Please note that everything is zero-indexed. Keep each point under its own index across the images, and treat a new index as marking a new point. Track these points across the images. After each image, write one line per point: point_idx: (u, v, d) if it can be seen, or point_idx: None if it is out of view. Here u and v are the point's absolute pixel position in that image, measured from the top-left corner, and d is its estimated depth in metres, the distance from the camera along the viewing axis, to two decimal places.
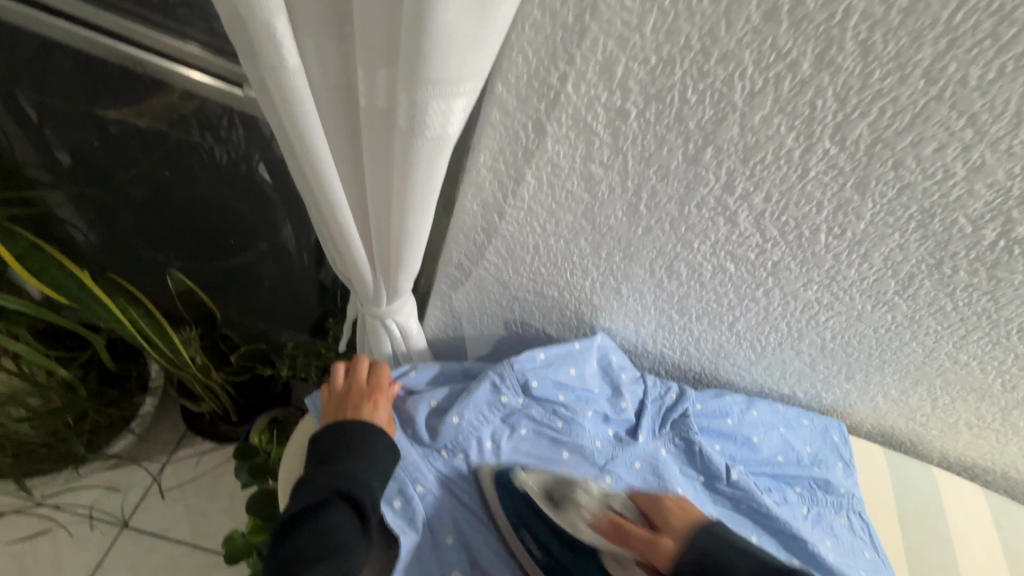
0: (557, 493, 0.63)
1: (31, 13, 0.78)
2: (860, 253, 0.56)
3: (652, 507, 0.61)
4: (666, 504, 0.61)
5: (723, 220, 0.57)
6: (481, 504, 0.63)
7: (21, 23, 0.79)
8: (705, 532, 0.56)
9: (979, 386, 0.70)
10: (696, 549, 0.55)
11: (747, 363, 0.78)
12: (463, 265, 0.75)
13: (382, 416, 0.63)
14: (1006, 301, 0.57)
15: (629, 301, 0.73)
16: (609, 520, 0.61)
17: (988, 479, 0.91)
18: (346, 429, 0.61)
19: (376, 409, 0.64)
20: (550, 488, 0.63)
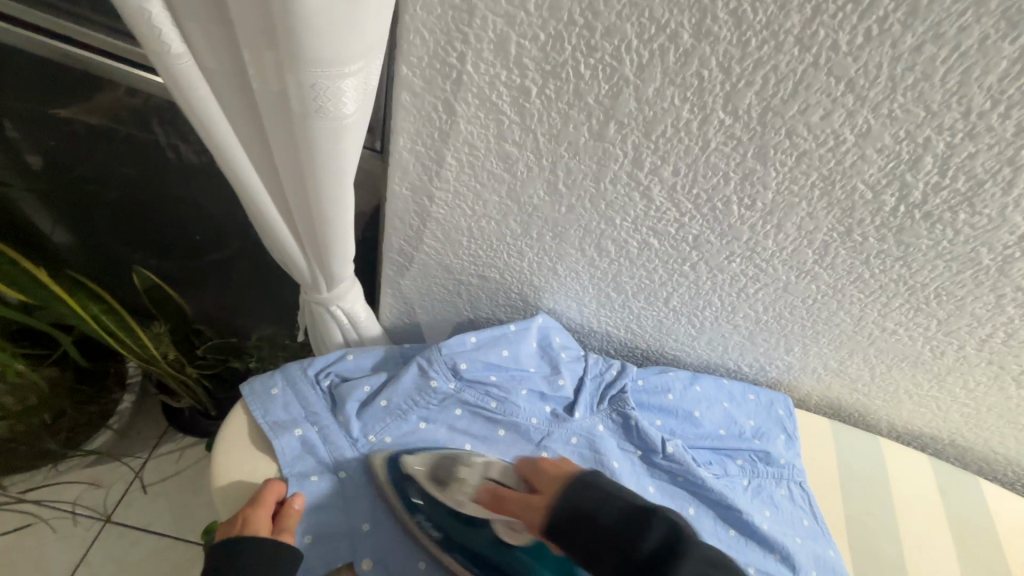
0: (442, 471, 0.61)
1: None
2: (775, 223, 0.57)
3: (529, 470, 0.60)
4: (543, 465, 0.60)
5: (639, 195, 0.58)
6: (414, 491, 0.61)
7: None
8: (578, 485, 0.55)
9: (911, 353, 0.72)
10: (564, 502, 0.55)
11: (689, 339, 0.80)
12: (405, 251, 0.77)
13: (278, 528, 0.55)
14: (918, 266, 0.58)
15: (568, 280, 0.74)
16: (489, 490, 0.60)
17: (938, 448, 0.93)
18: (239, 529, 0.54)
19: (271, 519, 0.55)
20: (437, 467, 0.61)
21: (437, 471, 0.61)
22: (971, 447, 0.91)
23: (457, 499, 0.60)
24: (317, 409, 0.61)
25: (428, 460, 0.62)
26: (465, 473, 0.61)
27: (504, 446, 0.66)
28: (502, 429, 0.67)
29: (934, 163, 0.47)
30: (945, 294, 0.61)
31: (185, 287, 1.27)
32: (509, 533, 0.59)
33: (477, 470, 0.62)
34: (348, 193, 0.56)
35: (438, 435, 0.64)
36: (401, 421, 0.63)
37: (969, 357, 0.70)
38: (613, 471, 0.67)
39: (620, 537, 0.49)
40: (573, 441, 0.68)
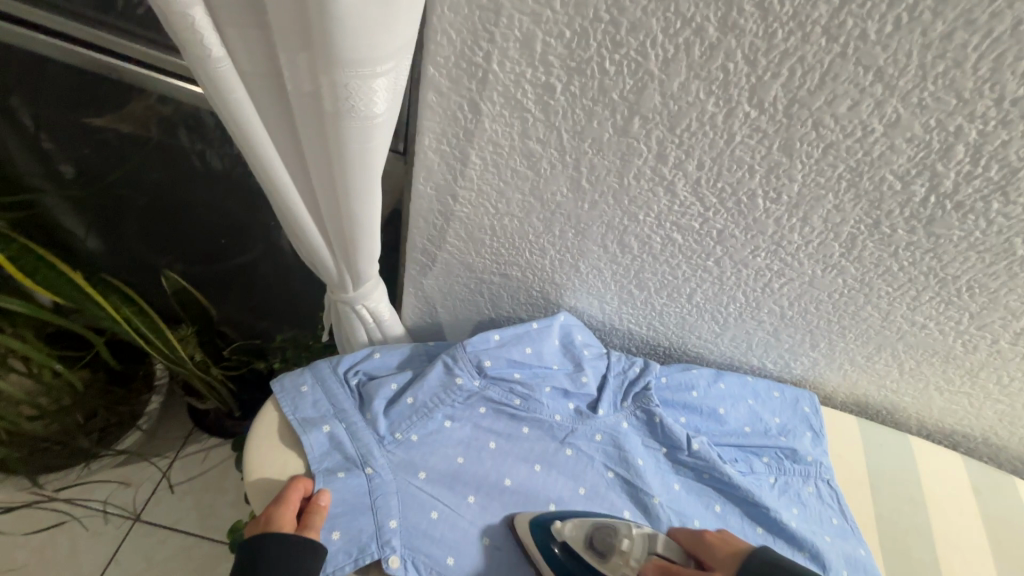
0: (601, 541, 0.59)
1: (25, 34, 0.85)
2: (801, 216, 0.57)
3: (695, 545, 0.60)
4: (707, 538, 0.60)
5: (663, 189, 0.58)
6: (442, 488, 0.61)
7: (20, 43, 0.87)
8: (756, 559, 0.55)
9: (941, 348, 0.70)
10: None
11: (712, 335, 0.79)
12: (428, 250, 0.78)
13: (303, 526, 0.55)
14: (949, 258, 0.57)
15: (590, 277, 0.75)
16: (656, 565, 0.58)
17: (970, 446, 0.91)
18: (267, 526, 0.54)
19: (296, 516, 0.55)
20: (591, 536, 0.59)
21: (597, 540, 0.59)
22: (1004, 446, 0.89)
23: (620, 574, 0.57)
24: (344, 406, 0.62)
25: (580, 527, 0.59)
26: (626, 544, 0.59)
27: (530, 443, 0.66)
28: (526, 427, 0.67)
29: (965, 152, 0.47)
30: (976, 286, 0.60)
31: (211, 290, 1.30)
32: None
33: (642, 543, 0.59)
34: (375, 191, 0.58)
35: (464, 432, 0.65)
36: (427, 420, 0.63)
37: (1002, 352, 0.68)
38: (638, 468, 0.67)
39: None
40: (597, 437, 0.68)
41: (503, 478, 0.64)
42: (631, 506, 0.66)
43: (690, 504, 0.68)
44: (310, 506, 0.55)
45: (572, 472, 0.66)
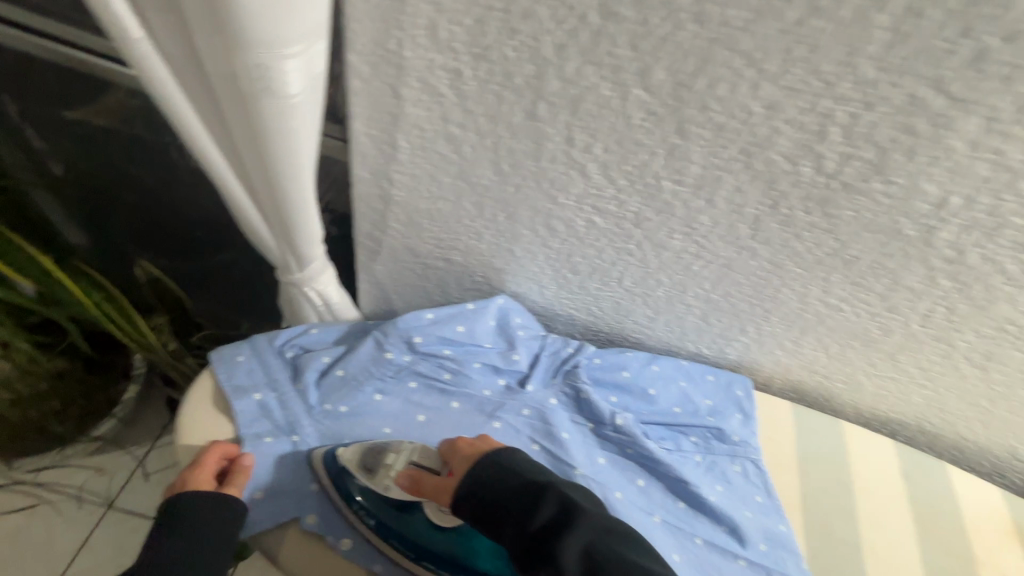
0: (371, 461, 0.61)
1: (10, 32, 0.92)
2: (706, 198, 0.60)
3: (447, 451, 0.62)
4: (459, 446, 0.61)
5: (577, 172, 0.61)
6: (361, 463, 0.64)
7: (8, 42, 0.94)
8: (485, 464, 0.58)
9: (860, 331, 0.73)
10: (469, 482, 0.57)
11: (647, 320, 0.83)
12: (374, 235, 0.81)
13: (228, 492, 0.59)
14: (848, 239, 0.60)
15: (526, 262, 0.78)
16: (409, 474, 0.61)
17: (908, 435, 0.94)
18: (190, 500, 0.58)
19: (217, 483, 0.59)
20: (364, 458, 0.61)
21: (366, 460, 0.61)
22: (940, 435, 0.91)
23: (385, 487, 0.60)
24: (278, 376, 0.65)
25: (355, 451, 0.62)
26: (390, 460, 0.62)
27: (458, 416, 0.69)
28: (455, 401, 0.70)
29: (840, 133, 0.50)
30: (878, 267, 0.63)
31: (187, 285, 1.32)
32: (442, 518, 0.60)
33: (403, 455, 0.62)
34: (309, 175, 0.62)
35: (394, 404, 0.68)
36: (356, 392, 0.66)
37: (915, 334, 0.71)
38: (562, 441, 0.70)
39: (518, 512, 0.54)
40: (525, 412, 0.72)
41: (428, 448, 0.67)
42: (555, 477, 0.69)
43: (614, 477, 0.71)
44: (232, 471, 0.59)
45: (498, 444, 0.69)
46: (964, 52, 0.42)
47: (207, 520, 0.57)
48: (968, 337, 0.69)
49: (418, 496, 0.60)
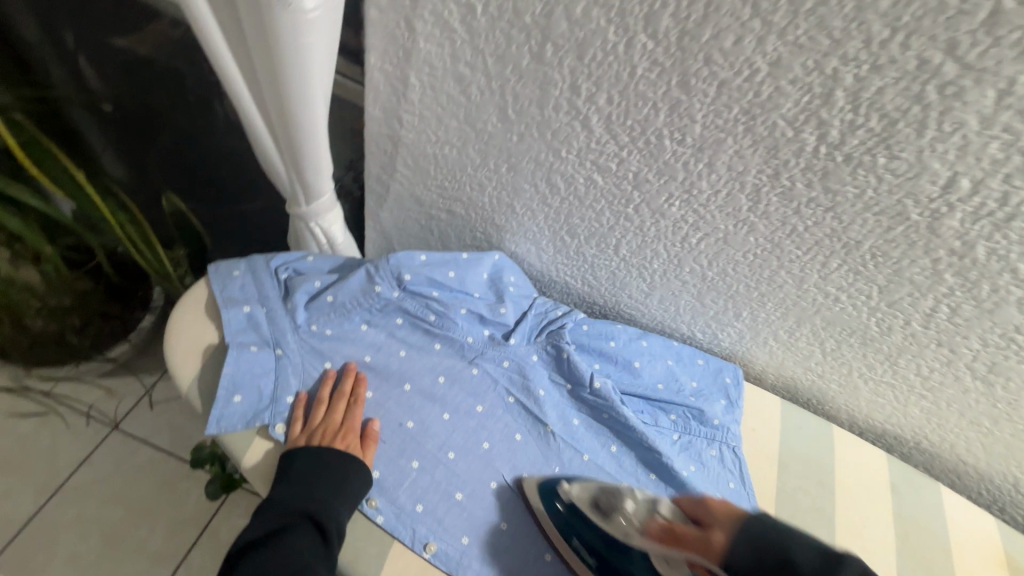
0: (605, 503, 0.60)
1: None
2: (706, 161, 0.59)
3: (695, 507, 0.52)
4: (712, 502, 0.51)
5: (580, 124, 0.62)
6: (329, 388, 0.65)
7: None
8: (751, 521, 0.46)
9: (857, 326, 0.71)
10: (744, 533, 0.45)
11: (642, 295, 0.82)
12: (382, 179, 0.83)
13: (355, 420, 0.62)
14: (849, 220, 0.59)
15: (525, 220, 0.78)
16: (660, 523, 0.54)
17: (904, 452, 0.90)
18: (322, 429, 0.60)
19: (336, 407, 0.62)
20: (596, 497, 0.61)
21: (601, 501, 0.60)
22: (937, 455, 0.88)
23: (623, 533, 0.57)
24: (269, 294, 0.67)
25: (586, 488, 0.62)
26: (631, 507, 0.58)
27: (438, 358, 0.71)
28: (438, 343, 0.71)
29: (846, 99, 0.49)
30: (879, 254, 0.61)
31: (218, 232, 1.34)
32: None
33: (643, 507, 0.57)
34: (322, 104, 0.65)
35: (378, 337, 0.70)
36: (344, 319, 0.68)
37: (915, 336, 0.69)
38: (537, 397, 0.71)
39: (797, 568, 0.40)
40: (504, 364, 0.72)
41: (403, 382, 0.68)
42: (524, 428, 0.69)
43: (585, 439, 0.71)
44: (367, 429, 0.62)
45: (474, 389, 0.70)
46: (980, 13, 0.40)
47: (350, 471, 0.57)
48: (972, 344, 0.66)
49: (669, 551, 0.51)
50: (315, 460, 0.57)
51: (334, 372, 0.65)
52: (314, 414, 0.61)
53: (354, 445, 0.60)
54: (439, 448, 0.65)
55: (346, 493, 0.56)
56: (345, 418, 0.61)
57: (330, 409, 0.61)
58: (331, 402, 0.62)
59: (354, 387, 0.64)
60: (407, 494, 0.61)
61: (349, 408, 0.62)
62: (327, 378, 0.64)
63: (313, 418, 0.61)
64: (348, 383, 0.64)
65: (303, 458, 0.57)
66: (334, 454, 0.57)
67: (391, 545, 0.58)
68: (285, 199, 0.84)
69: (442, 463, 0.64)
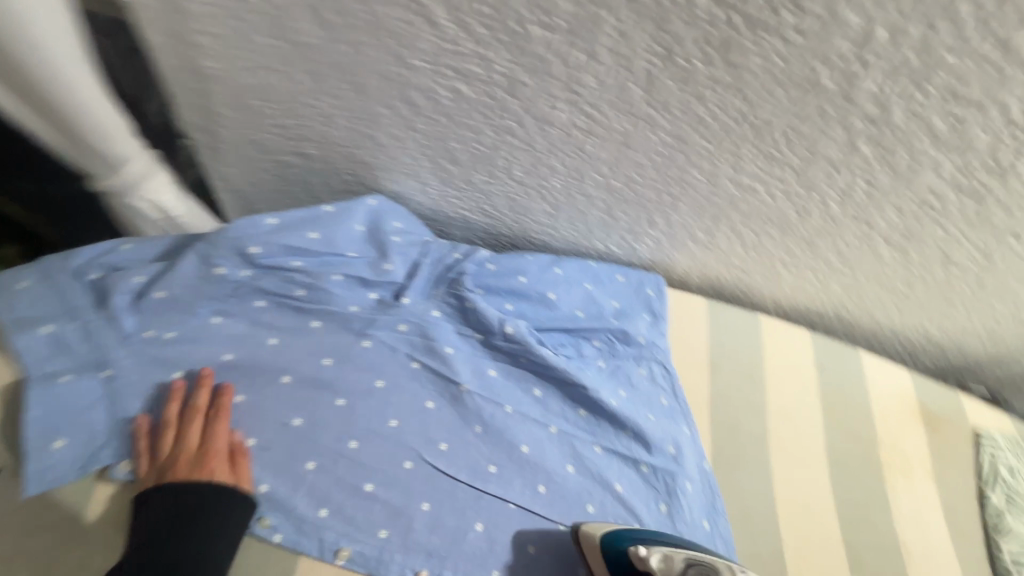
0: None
1: None
2: (585, 48, 0.47)
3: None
4: None
5: (422, 18, 0.47)
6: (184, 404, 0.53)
7: None
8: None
9: (776, 215, 0.65)
10: None
11: (547, 218, 0.72)
12: (205, 127, 0.65)
13: (219, 440, 0.52)
14: (757, 98, 0.50)
15: (396, 152, 0.64)
16: None
17: (828, 326, 0.91)
18: (175, 463, 0.50)
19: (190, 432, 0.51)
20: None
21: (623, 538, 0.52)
22: (857, 324, 0.89)
23: None
24: (77, 303, 0.53)
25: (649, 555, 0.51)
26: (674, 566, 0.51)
27: (319, 337, 0.59)
28: (316, 320, 0.60)
29: None
30: (793, 134, 0.53)
31: None
32: None
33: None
34: (59, 24, 0.51)
35: (238, 329, 0.58)
36: (187, 315, 0.56)
37: (834, 216, 0.64)
38: (445, 356, 0.62)
39: None
40: (401, 328, 0.62)
41: (282, 374, 0.57)
42: (435, 394, 0.61)
43: (505, 391, 0.64)
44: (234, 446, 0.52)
45: (370, 365, 0.60)
46: None
47: (220, 506, 0.48)
48: (888, 215, 0.62)
49: None
50: (171, 501, 0.48)
51: (181, 384, 0.53)
52: (163, 443, 0.51)
53: (220, 470, 0.50)
54: (338, 440, 0.56)
55: (220, 532, 0.48)
56: (202, 443, 0.51)
57: (180, 435, 0.51)
58: (181, 425, 0.51)
59: (211, 399, 0.53)
60: (307, 500, 0.53)
61: (207, 427, 0.52)
62: (173, 394, 0.53)
63: (161, 449, 0.50)
64: (200, 398, 0.53)
65: (156, 502, 0.48)
66: (194, 491, 0.48)
67: (296, 561, 0.51)
68: (87, 174, 0.66)
69: (343, 456, 0.55)
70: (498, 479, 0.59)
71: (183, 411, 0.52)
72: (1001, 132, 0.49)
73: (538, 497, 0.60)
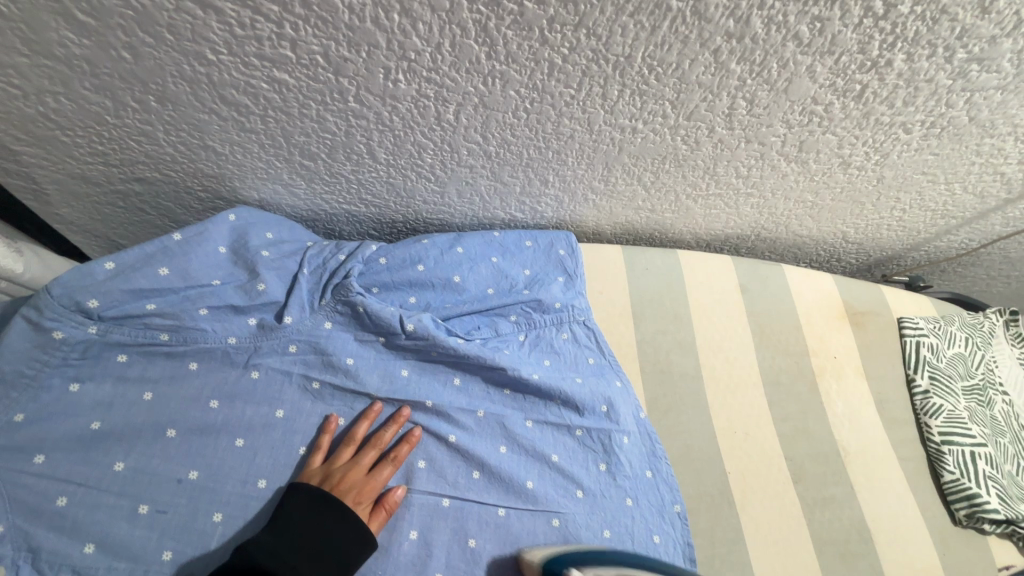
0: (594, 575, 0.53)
1: None
2: (400, 9, 0.41)
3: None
4: None
5: (195, 4, 0.39)
6: (52, 487, 0.48)
7: None
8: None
9: (666, 150, 0.61)
10: None
11: (436, 196, 0.67)
12: (11, 169, 0.56)
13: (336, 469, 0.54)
14: (608, 33, 0.44)
15: (243, 159, 0.57)
16: None
17: (750, 247, 0.90)
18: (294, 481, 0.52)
19: (345, 456, 0.55)
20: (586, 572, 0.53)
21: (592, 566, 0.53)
22: (777, 239, 0.88)
23: None
24: None
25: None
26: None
27: (200, 379, 0.54)
28: (192, 362, 0.54)
29: None
30: (657, 64, 0.48)
31: None
32: None
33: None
34: None
35: (102, 392, 0.51)
36: (36, 391, 0.50)
37: (724, 141, 0.61)
38: (347, 368, 0.58)
39: None
40: (292, 350, 0.57)
41: (166, 428, 0.52)
42: (346, 409, 0.58)
43: (421, 389, 0.61)
44: (392, 495, 0.55)
45: (265, 396, 0.55)
46: None
47: (318, 522, 0.50)
48: (778, 130, 0.59)
49: None
50: (309, 501, 0.50)
51: (380, 409, 0.58)
52: (341, 457, 0.55)
53: (363, 503, 0.53)
54: (244, 483, 0.52)
55: (316, 556, 0.48)
56: (369, 475, 0.55)
57: (359, 459, 0.55)
58: (361, 449, 0.56)
59: (386, 430, 0.57)
60: (220, 555, 0.49)
61: (377, 465, 0.56)
62: (368, 414, 0.58)
63: (335, 461, 0.54)
64: (389, 432, 0.57)
65: (294, 503, 0.50)
66: (283, 509, 0.50)
67: None
68: None
69: (254, 497, 0.51)
70: (429, 477, 0.57)
71: (375, 437, 0.57)
72: (866, 26, 0.46)
73: (473, 484, 0.58)
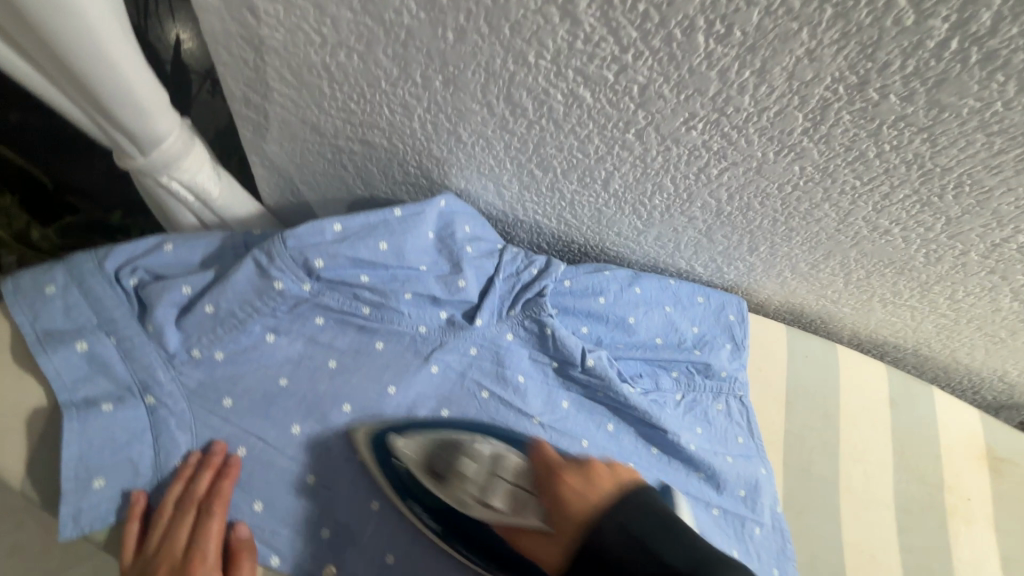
0: (440, 463, 0.47)
1: None
2: (755, 68, 0.38)
3: (545, 479, 0.41)
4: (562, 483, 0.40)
5: (556, 10, 0.37)
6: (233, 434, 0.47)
7: None
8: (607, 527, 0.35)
9: (898, 257, 0.58)
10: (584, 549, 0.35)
11: (633, 232, 0.64)
12: (255, 102, 0.56)
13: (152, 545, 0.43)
14: (946, 143, 0.41)
15: (477, 152, 0.55)
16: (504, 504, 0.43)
17: (897, 357, 0.85)
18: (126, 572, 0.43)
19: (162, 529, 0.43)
20: (433, 457, 0.47)
21: (436, 462, 0.47)
22: (931, 358, 0.83)
23: (460, 501, 0.45)
24: (114, 316, 0.47)
25: (422, 446, 0.48)
26: (467, 470, 0.46)
27: (384, 360, 0.53)
28: (380, 341, 0.53)
29: None
30: (968, 183, 0.44)
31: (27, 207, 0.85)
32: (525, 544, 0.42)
33: (484, 467, 0.46)
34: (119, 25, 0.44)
35: (296, 351, 0.51)
36: (239, 333, 0.49)
37: (966, 265, 0.56)
38: (518, 386, 0.56)
39: None
40: (472, 353, 0.56)
41: (342, 403, 0.50)
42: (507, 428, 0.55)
43: (580, 425, 0.58)
44: (240, 536, 0.45)
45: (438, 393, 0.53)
46: None
47: None
48: None
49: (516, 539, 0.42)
50: None
51: (194, 460, 0.45)
52: (155, 532, 0.43)
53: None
54: None
55: None
56: (193, 541, 0.43)
57: (173, 525, 0.43)
58: (177, 514, 0.44)
59: (197, 481, 0.44)
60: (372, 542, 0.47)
61: (199, 523, 0.44)
62: (180, 472, 0.45)
63: (150, 543, 0.43)
64: (202, 481, 0.44)
65: None
66: None
67: None
68: (116, 154, 0.56)
69: None
70: None
71: (184, 494, 0.44)
72: None
73: None
